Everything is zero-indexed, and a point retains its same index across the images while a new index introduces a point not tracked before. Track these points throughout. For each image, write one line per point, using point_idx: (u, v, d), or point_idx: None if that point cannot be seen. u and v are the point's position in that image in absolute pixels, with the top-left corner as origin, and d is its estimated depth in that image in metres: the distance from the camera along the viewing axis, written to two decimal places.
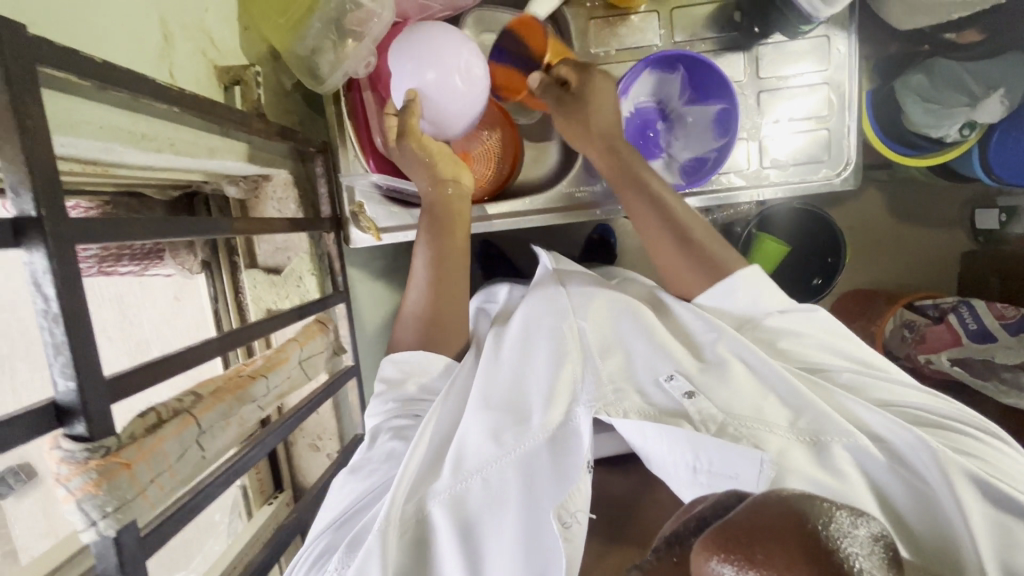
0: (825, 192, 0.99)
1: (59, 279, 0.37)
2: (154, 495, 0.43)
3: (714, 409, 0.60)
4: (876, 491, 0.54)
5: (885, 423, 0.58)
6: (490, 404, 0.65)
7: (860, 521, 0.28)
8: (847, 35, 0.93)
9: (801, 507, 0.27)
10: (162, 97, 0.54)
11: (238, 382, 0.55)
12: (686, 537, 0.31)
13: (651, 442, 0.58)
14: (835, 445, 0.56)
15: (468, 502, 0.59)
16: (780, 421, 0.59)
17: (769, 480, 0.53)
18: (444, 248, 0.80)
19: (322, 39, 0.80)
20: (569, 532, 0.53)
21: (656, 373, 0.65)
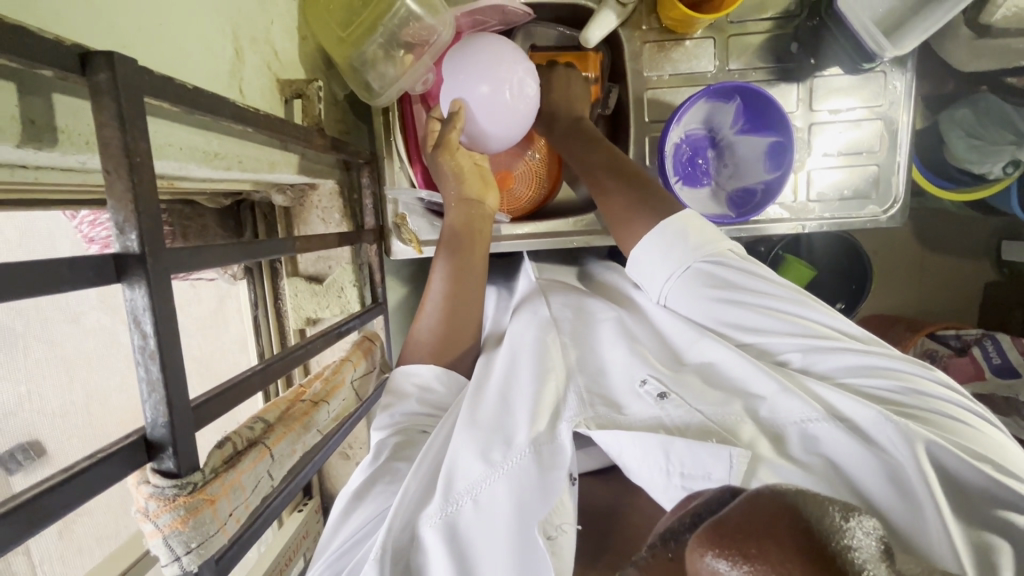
0: (870, 228, 0.98)
1: (158, 316, 0.37)
2: (232, 528, 0.43)
3: (685, 410, 0.59)
4: (843, 476, 0.53)
5: (842, 402, 0.56)
6: (474, 416, 0.62)
7: (861, 519, 0.28)
8: (904, 72, 0.93)
9: (796, 506, 0.28)
10: (239, 118, 0.54)
11: (303, 410, 0.55)
12: (680, 534, 0.32)
13: (625, 447, 0.56)
14: (793, 433, 0.56)
15: (460, 521, 0.55)
16: (744, 413, 0.58)
17: (741, 474, 0.52)
18: (463, 263, 0.78)
19: (379, 53, 0.80)
20: (556, 545, 0.52)
21: (631, 380, 0.64)
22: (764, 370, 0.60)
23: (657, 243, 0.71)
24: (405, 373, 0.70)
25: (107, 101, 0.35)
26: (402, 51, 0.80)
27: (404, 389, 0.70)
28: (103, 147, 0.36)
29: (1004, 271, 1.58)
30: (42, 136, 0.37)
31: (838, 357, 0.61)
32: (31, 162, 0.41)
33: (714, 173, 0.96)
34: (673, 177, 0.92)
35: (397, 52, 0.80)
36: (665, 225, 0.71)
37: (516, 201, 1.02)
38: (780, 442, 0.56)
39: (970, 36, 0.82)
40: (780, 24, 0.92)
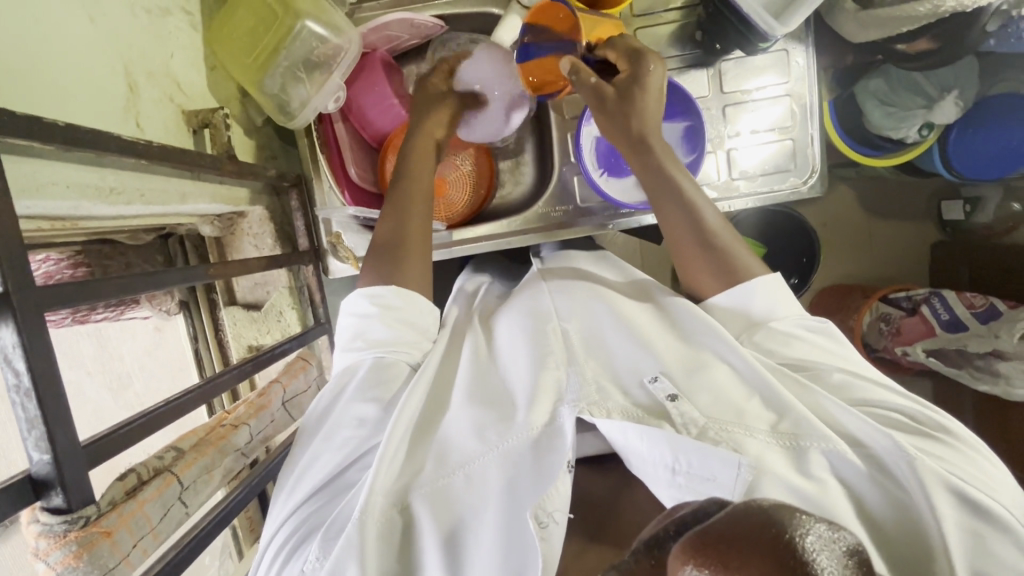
0: (794, 201, 1.02)
1: (29, 352, 0.37)
2: (137, 558, 0.43)
3: (695, 413, 0.56)
4: (851, 496, 0.52)
5: (864, 428, 0.54)
6: (474, 400, 0.63)
7: (839, 535, 0.27)
8: (805, 48, 0.97)
9: (776, 517, 0.27)
10: (128, 151, 0.54)
11: (220, 434, 0.56)
12: (664, 541, 0.29)
13: (631, 440, 0.54)
14: (812, 451, 0.54)
15: (450, 495, 0.56)
16: (760, 424, 0.56)
17: (746, 485, 0.50)
18: (409, 267, 0.74)
19: (289, 76, 0.81)
20: (546, 532, 0.49)
21: (640, 376, 0.62)
22: (774, 385, 0.59)
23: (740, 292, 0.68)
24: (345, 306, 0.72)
25: None
26: (313, 71, 0.82)
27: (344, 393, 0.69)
28: None
29: (948, 230, 1.63)
30: None
31: (865, 389, 0.61)
32: None
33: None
34: (596, 173, 0.95)
35: (307, 74, 0.81)
36: (752, 286, 0.68)
37: (450, 206, 1.04)
38: (795, 453, 0.54)
39: (855, 9, 0.89)
40: (684, 15, 0.97)
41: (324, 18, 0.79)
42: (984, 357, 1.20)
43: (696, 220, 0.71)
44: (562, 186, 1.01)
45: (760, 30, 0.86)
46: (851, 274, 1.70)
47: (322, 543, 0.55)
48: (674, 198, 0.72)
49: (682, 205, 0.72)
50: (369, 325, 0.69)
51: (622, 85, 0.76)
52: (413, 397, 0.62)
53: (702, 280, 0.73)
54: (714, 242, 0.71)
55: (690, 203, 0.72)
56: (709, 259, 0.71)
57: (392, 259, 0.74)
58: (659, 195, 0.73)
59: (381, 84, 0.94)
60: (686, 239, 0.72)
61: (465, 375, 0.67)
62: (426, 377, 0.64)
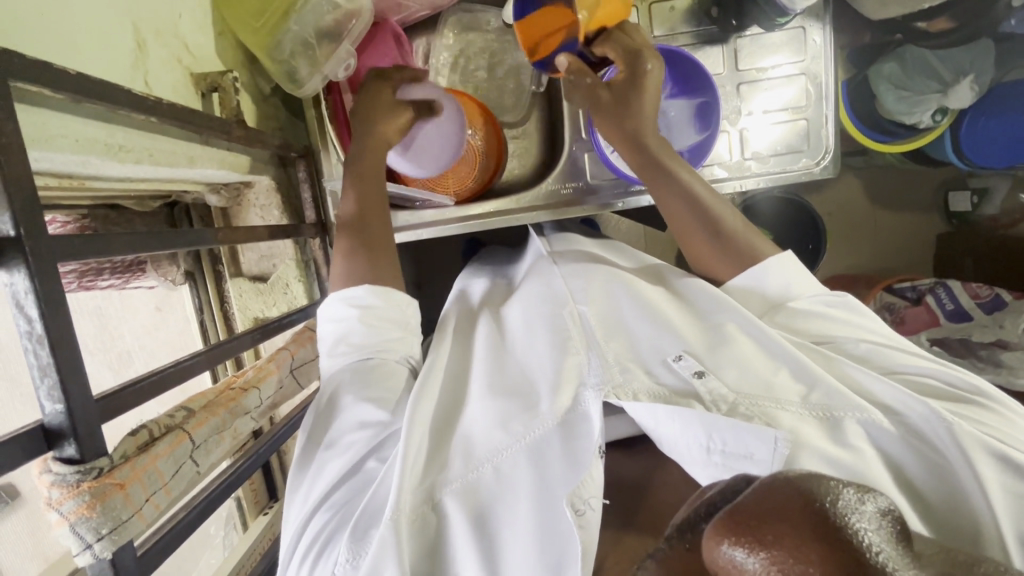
0: (806, 182, 1.01)
1: (42, 299, 0.36)
2: (149, 514, 0.42)
3: (724, 388, 0.57)
4: (888, 462, 0.53)
5: (899, 396, 0.56)
6: (495, 391, 0.63)
7: (868, 498, 0.27)
8: (822, 26, 0.95)
9: (805, 485, 0.27)
10: (138, 107, 0.53)
11: (231, 396, 0.55)
12: (697, 523, 0.31)
13: (662, 420, 0.54)
14: (848, 422, 0.55)
15: (480, 491, 0.56)
16: (793, 397, 0.57)
17: (784, 458, 0.50)
18: (378, 273, 0.73)
19: (300, 42, 0.79)
20: (583, 520, 0.51)
21: (664, 355, 0.62)
22: (802, 363, 0.60)
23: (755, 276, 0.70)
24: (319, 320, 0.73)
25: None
26: (324, 39, 0.80)
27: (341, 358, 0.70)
28: None
29: (953, 223, 1.61)
30: None
31: (892, 356, 0.62)
32: None
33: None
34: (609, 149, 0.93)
35: (318, 42, 0.80)
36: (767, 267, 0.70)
37: (462, 181, 0.98)
38: (831, 425, 0.55)
39: None
40: None
41: None
42: (987, 347, 1.21)
43: (696, 204, 0.73)
44: (571, 164, 1.00)
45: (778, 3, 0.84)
46: (857, 263, 1.69)
47: (351, 545, 0.55)
48: (683, 201, 0.74)
49: (687, 202, 0.74)
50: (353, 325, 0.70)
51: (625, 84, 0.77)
52: (421, 406, 0.62)
53: (716, 270, 0.74)
54: (718, 226, 0.73)
55: (695, 198, 0.74)
56: (716, 243, 0.73)
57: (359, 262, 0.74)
58: (659, 184, 0.75)
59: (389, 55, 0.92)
60: (704, 239, 0.73)
61: (484, 365, 0.68)
62: (432, 388, 0.65)
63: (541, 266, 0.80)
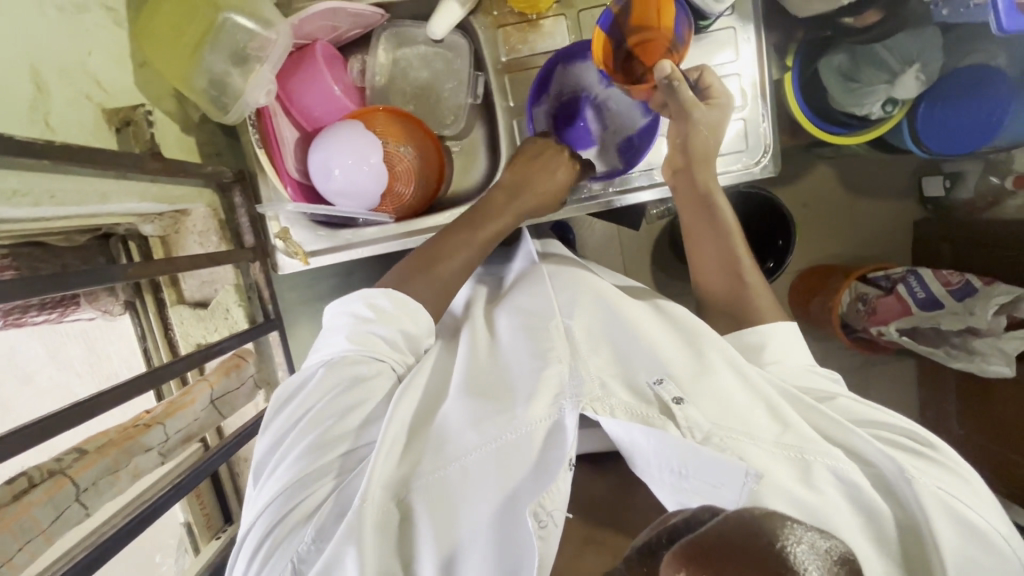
0: (747, 182, 1.00)
1: None
2: (24, 559, 0.47)
3: (701, 419, 0.56)
4: (860, 516, 0.52)
5: (874, 449, 0.56)
6: (469, 391, 0.66)
7: (804, 541, 0.44)
8: (755, 25, 0.94)
9: (762, 531, 0.44)
10: (25, 152, 0.53)
11: (130, 434, 0.58)
12: (659, 548, 0.45)
13: (639, 441, 0.55)
14: (817, 467, 0.54)
15: (446, 486, 0.58)
16: (765, 433, 0.57)
17: (751, 496, 0.48)
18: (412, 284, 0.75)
19: (218, 70, 0.80)
20: (545, 531, 0.51)
21: (645, 376, 0.62)
22: (775, 396, 0.60)
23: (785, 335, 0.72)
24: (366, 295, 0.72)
25: None
26: (244, 65, 0.80)
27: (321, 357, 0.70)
28: None
29: (929, 206, 1.62)
30: None
31: (869, 411, 0.63)
32: None
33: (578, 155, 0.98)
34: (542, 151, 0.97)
35: (237, 69, 0.80)
36: (769, 328, 0.73)
37: (399, 199, 0.98)
38: (806, 466, 0.54)
39: None
40: None
41: (249, 10, 0.78)
42: (960, 336, 1.24)
43: (727, 242, 0.82)
44: None
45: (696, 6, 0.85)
46: (831, 254, 1.68)
47: (320, 528, 0.58)
48: (716, 239, 0.83)
49: (718, 235, 0.83)
50: (369, 326, 0.70)
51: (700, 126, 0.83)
52: (401, 406, 0.65)
53: (717, 296, 0.82)
54: (739, 267, 0.81)
55: (727, 234, 0.83)
56: (728, 278, 0.81)
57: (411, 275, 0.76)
58: (698, 214, 0.84)
59: (319, 76, 0.93)
60: (717, 277, 0.82)
61: (462, 370, 0.71)
62: (415, 387, 0.68)
63: (532, 276, 0.82)
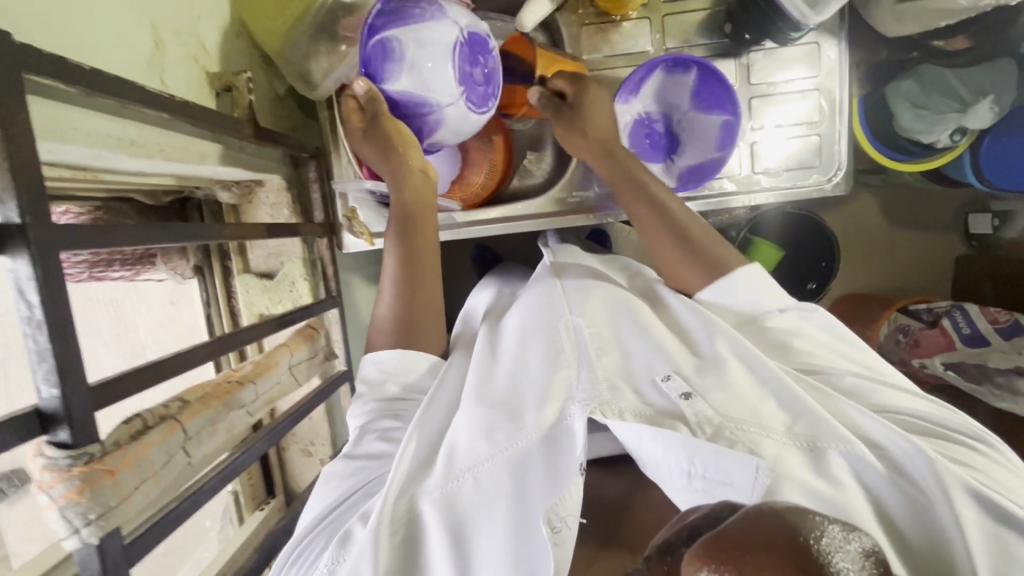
0: (817, 198, 0.99)
1: (43, 288, 0.37)
2: (138, 501, 0.44)
3: (710, 411, 0.58)
4: (870, 498, 0.54)
5: (884, 431, 0.57)
6: (483, 400, 0.63)
7: (852, 537, 0.31)
8: (837, 41, 0.94)
9: (789, 521, 0.31)
10: (152, 103, 0.54)
11: (227, 389, 0.57)
12: (676, 547, 0.34)
13: (646, 444, 0.55)
14: (831, 452, 0.56)
15: (460, 502, 0.57)
16: (775, 424, 0.58)
17: (764, 487, 0.50)
18: (418, 335, 0.75)
19: (312, 46, 0.82)
20: (558, 536, 0.52)
21: (652, 374, 0.63)
22: (790, 384, 0.61)
23: (736, 287, 0.72)
24: (371, 359, 0.73)
25: None
26: (337, 42, 0.82)
27: (375, 373, 0.72)
28: None
29: (974, 243, 1.58)
30: None
31: (878, 392, 0.63)
32: None
33: (448, 100, 0.79)
34: (479, 114, 0.83)
35: (330, 45, 0.82)
36: (734, 275, 0.73)
37: (468, 186, 1.01)
38: (815, 453, 0.56)
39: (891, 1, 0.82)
40: (716, 3, 0.94)
41: None
42: (1006, 374, 1.14)
43: (669, 219, 0.78)
44: (581, 171, 1.00)
45: (793, 20, 0.84)
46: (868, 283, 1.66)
47: (333, 552, 0.58)
48: (665, 222, 0.78)
49: (663, 217, 0.78)
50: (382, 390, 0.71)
51: (574, 117, 0.87)
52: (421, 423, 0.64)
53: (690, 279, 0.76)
54: (690, 237, 0.76)
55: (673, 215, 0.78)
56: (685, 250, 0.76)
57: (411, 327, 0.75)
58: (638, 201, 0.81)
59: None
60: (678, 255, 0.77)
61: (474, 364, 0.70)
62: (441, 399, 0.67)
63: (540, 277, 0.79)
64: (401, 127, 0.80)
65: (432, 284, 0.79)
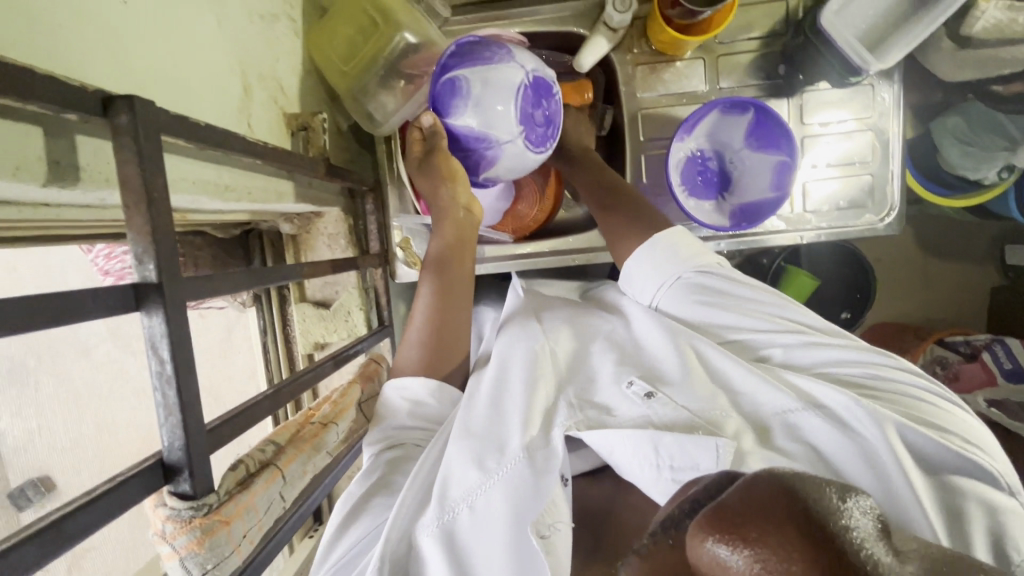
0: (869, 237, 0.99)
1: (174, 342, 0.39)
2: (244, 549, 0.46)
3: (671, 409, 0.61)
4: (826, 465, 0.57)
5: (819, 387, 0.61)
6: (470, 430, 0.62)
7: (851, 498, 0.27)
8: (891, 84, 0.95)
9: (797, 488, 0.26)
10: (249, 152, 0.56)
11: (313, 432, 0.59)
12: (680, 520, 0.29)
13: (616, 445, 0.59)
14: (776, 428, 0.60)
15: (459, 532, 0.57)
16: (725, 403, 0.62)
17: (728, 460, 0.55)
18: (442, 352, 0.75)
19: (377, 85, 0.84)
20: (548, 542, 0.54)
21: (617, 383, 0.66)
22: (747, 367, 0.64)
23: (651, 256, 0.75)
24: (394, 387, 0.71)
25: (127, 139, 0.38)
26: (401, 81, 0.84)
27: (399, 402, 0.70)
28: (124, 184, 0.38)
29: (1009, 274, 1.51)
30: (65, 174, 0.41)
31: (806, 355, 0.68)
32: (56, 200, 0.44)
33: (506, 138, 0.77)
34: (536, 154, 0.80)
35: (395, 84, 0.84)
36: (656, 239, 0.76)
37: (518, 219, 1.03)
38: (765, 433, 0.60)
39: (952, 47, 0.86)
40: (767, 44, 0.95)
41: (420, 31, 0.83)
42: None
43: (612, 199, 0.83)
44: None
45: (851, 63, 0.86)
46: (902, 312, 1.59)
47: None
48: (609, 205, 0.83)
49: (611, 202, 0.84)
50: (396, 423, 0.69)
51: None
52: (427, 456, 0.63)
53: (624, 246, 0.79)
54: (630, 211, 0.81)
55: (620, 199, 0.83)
56: (625, 222, 0.80)
57: (434, 346, 0.74)
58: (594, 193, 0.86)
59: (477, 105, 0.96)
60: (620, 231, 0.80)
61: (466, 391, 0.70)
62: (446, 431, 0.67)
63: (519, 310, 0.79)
64: (454, 162, 0.79)
65: (463, 302, 0.79)
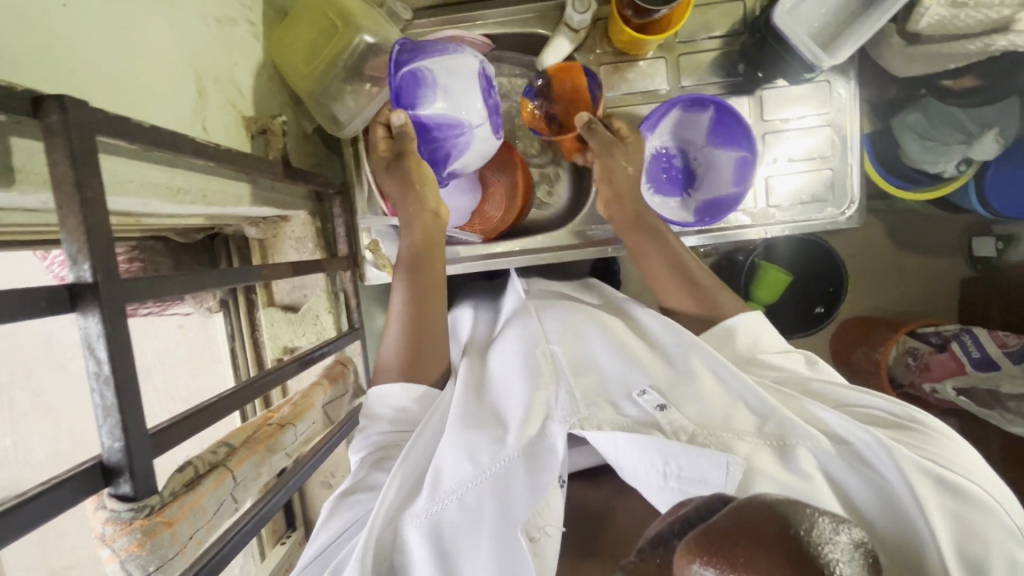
0: (831, 230, 1.01)
1: (111, 341, 0.39)
2: (191, 551, 0.46)
3: (684, 421, 0.58)
4: (834, 487, 0.53)
5: (843, 424, 0.56)
6: (466, 424, 0.62)
7: (842, 529, 0.30)
8: (847, 80, 0.97)
9: (783, 513, 0.30)
10: (201, 154, 0.56)
11: (269, 433, 0.60)
12: (670, 539, 0.32)
13: (622, 449, 0.56)
14: (799, 448, 0.55)
15: (445, 525, 0.56)
16: (747, 428, 0.58)
17: (737, 482, 0.51)
18: (422, 354, 0.75)
19: (341, 88, 0.85)
20: (537, 547, 0.52)
21: (628, 390, 0.62)
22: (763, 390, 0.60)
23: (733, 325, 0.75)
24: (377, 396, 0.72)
25: (58, 137, 0.37)
26: (365, 83, 0.84)
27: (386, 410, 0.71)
28: (57, 183, 0.38)
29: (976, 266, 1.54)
30: None
31: (840, 394, 0.64)
32: None
33: (477, 122, 0.79)
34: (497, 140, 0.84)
35: (359, 85, 0.84)
36: (736, 325, 0.75)
37: (486, 219, 1.03)
38: (782, 450, 0.56)
39: (902, 44, 0.89)
40: (727, 43, 0.97)
41: (380, 33, 0.84)
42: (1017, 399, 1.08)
43: (673, 257, 0.83)
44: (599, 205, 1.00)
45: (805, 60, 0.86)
46: (875, 305, 1.61)
47: None
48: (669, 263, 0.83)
49: (672, 266, 0.83)
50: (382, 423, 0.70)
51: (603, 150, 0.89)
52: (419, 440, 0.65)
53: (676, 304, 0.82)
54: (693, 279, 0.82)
55: (681, 265, 0.83)
56: (688, 289, 0.81)
57: (415, 350, 0.74)
58: (642, 236, 0.86)
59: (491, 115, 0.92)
60: (678, 291, 0.82)
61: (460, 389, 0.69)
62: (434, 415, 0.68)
63: (518, 309, 0.80)
64: (422, 162, 0.80)
65: (439, 297, 0.78)
